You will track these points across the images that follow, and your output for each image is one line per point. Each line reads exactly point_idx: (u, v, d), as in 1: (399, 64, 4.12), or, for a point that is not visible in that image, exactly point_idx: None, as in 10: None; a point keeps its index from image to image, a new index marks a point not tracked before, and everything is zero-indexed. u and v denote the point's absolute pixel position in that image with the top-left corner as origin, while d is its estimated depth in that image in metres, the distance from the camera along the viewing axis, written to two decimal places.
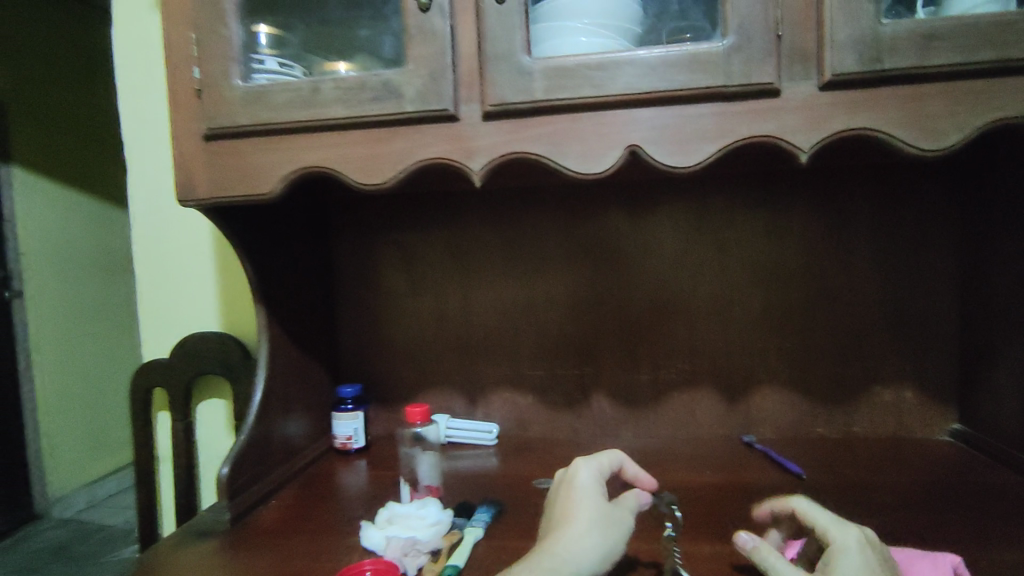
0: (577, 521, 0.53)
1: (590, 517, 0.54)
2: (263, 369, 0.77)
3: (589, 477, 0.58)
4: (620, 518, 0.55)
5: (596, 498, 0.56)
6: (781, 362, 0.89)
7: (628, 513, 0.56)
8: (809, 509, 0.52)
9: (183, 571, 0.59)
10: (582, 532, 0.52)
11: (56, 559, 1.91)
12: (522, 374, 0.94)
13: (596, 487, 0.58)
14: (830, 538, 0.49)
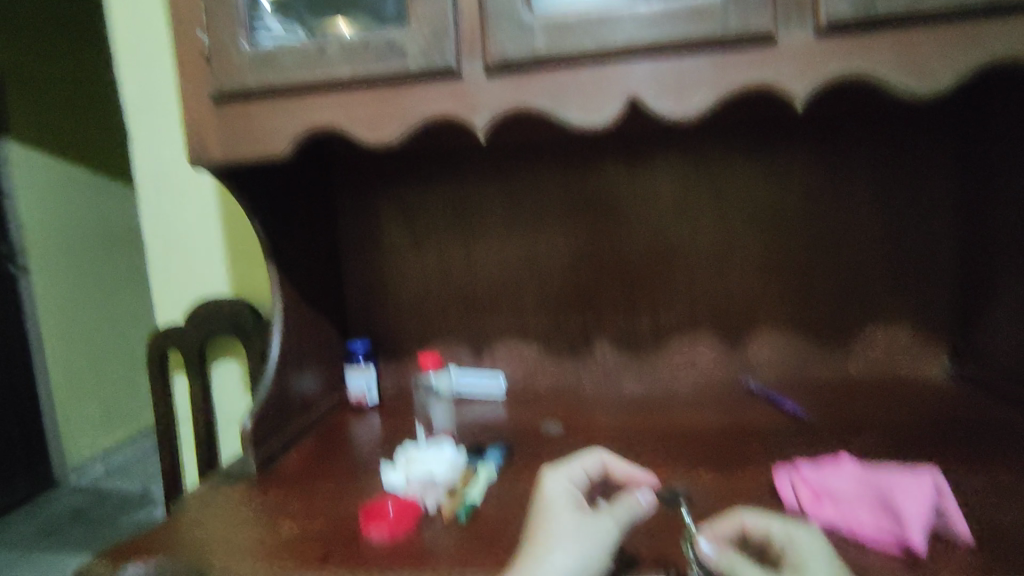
0: (541, 539, 0.48)
1: (556, 531, 0.48)
2: (277, 327, 0.81)
3: (557, 488, 0.53)
4: (595, 523, 0.48)
5: (566, 508, 0.51)
6: (777, 308, 0.92)
7: (608, 517, 0.49)
8: (759, 519, 0.47)
9: (217, 510, 0.64)
10: (545, 551, 0.47)
11: (79, 523, 2.00)
12: (527, 327, 0.98)
13: (566, 497, 0.52)
14: (789, 545, 0.44)
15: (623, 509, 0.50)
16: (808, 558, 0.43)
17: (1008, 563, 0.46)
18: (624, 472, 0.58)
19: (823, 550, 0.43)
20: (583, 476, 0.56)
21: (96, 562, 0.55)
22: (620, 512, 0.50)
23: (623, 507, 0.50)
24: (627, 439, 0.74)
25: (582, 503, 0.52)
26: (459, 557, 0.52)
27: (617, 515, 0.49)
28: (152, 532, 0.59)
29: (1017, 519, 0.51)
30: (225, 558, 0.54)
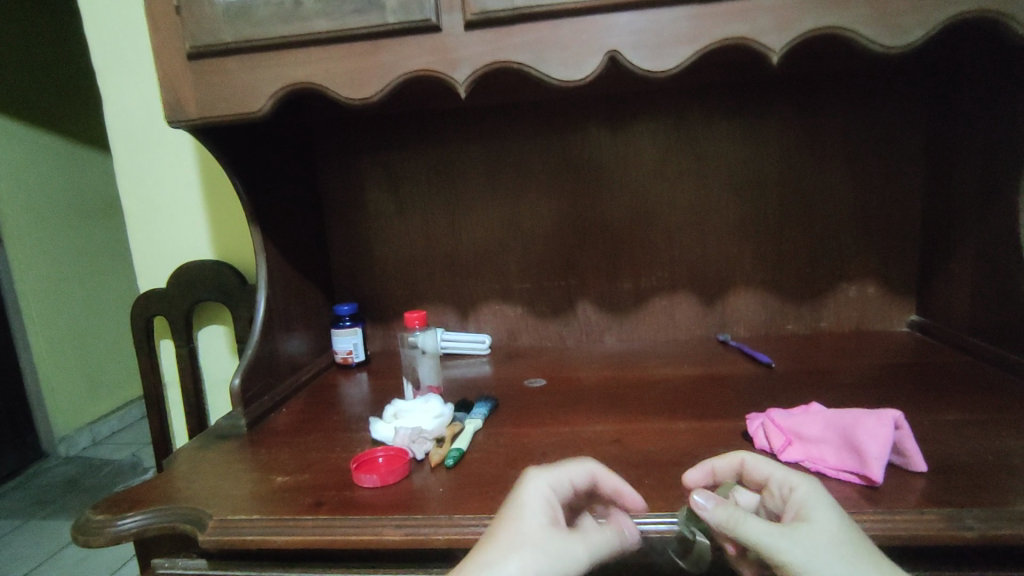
0: (503, 544, 0.41)
1: (517, 540, 0.41)
2: (263, 289, 0.81)
3: (535, 494, 0.45)
4: (567, 548, 0.42)
5: (538, 519, 0.43)
6: (753, 265, 0.94)
7: (583, 549, 0.43)
8: (759, 459, 0.49)
9: (210, 464, 0.65)
10: (499, 561, 0.40)
11: (71, 491, 2.01)
12: (511, 287, 0.99)
13: (542, 508, 0.44)
14: (791, 486, 0.46)
15: (603, 543, 0.44)
16: (810, 501, 0.44)
17: (959, 491, 0.49)
18: (613, 486, 0.50)
19: (823, 491, 0.44)
20: (567, 486, 0.48)
21: (93, 514, 0.56)
22: (599, 543, 0.44)
23: (604, 540, 0.45)
24: (608, 392, 0.77)
25: (558, 518, 0.45)
26: (448, 501, 0.54)
27: (593, 551, 0.43)
28: (147, 485, 0.61)
29: (971, 453, 0.55)
30: (220, 507, 0.56)
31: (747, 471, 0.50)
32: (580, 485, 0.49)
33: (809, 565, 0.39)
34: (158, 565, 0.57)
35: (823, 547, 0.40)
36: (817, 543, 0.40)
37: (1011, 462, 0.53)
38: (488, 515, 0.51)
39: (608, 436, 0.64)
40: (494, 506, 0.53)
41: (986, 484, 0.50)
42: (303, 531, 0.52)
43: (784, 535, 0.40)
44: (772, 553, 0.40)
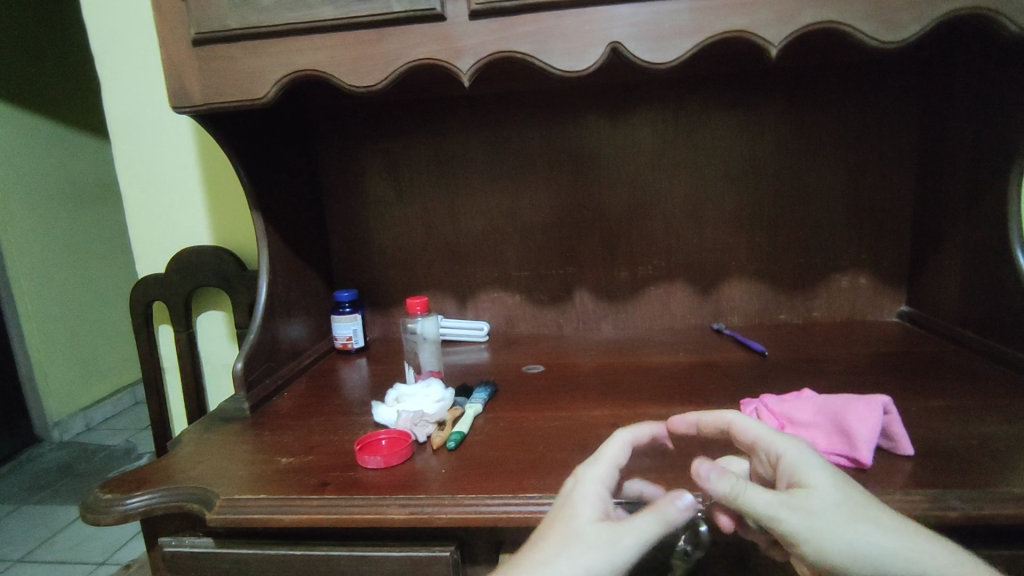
0: (554, 541, 0.44)
1: (567, 538, 0.44)
2: (264, 275, 0.82)
3: (584, 492, 0.47)
4: (614, 541, 0.43)
5: (590, 515, 0.45)
6: (748, 255, 0.96)
7: (631, 537, 0.43)
8: (745, 421, 0.49)
9: (215, 445, 0.66)
10: (548, 559, 0.43)
11: (66, 476, 2.02)
12: (509, 275, 1.00)
13: (593, 504, 0.46)
14: (778, 450, 0.46)
15: (653, 523, 0.44)
16: (801, 466, 0.45)
17: (944, 473, 0.51)
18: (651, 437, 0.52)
19: (811, 453, 0.45)
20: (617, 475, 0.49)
21: (102, 493, 0.57)
22: (647, 525, 0.44)
23: (653, 519, 0.44)
24: (605, 378, 0.79)
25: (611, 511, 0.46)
26: (450, 481, 0.56)
27: (640, 536, 0.43)
28: (154, 465, 0.62)
29: (956, 437, 0.57)
30: (227, 486, 0.57)
31: (733, 432, 0.50)
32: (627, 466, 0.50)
33: (808, 530, 0.42)
34: (166, 543, 0.59)
35: (818, 513, 0.42)
36: (814, 509, 0.42)
37: (994, 447, 0.54)
38: (491, 495, 0.53)
39: (606, 420, 0.66)
40: (496, 486, 0.54)
41: (970, 467, 0.52)
42: (309, 510, 0.53)
43: (783, 503, 0.42)
44: (773, 522, 0.42)
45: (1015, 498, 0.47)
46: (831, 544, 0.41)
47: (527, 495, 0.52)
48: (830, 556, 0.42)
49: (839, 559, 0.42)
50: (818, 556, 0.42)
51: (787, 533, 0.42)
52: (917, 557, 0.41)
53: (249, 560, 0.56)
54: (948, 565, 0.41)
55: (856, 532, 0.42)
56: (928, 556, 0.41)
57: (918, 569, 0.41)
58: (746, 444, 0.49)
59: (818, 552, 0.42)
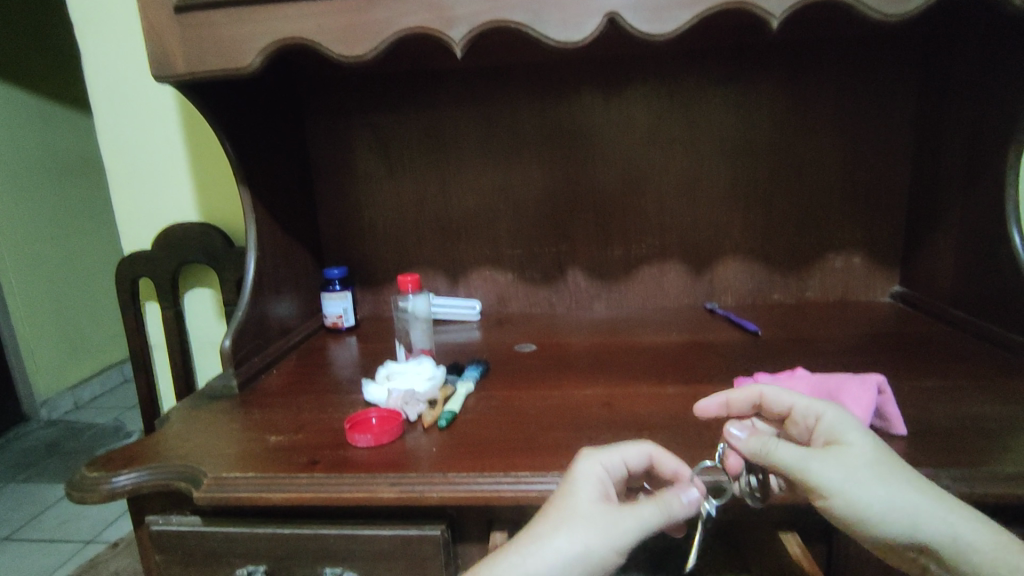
0: (554, 518, 0.44)
1: (565, 515, 0.44)
2: (252, 251, 0.80)
3: (587, 472, 0.46)
4: (615, 521, 0.43)
5: (591, 495, 0.45)
6: (743, 234, 0.95)
7: (631, 523, 0.43)
8: (778, 392, 0.50)
9: (203, 423, 0.65)
10: (545, 535, 0.43)
11: (55, 454, 2.01)
12: (502, 254, 0.99)
13: (594, 486, 0.46)
14: (817, 413, 0.46)
15: (656, 513, 0.44)
16: (839, 426, 0.45)
17: (936, 452, 0.51)
18: (673, 469, 0.49)
19: (850, 416, 0.45)
20: (622, 467, 0.48)
21: (87, 471, 0.56)
22: (649, 513, 0.44)
23: (656, 508, 0.44)
24: (597, 358, 0.78)
25: (609, 495, 0.46)
26: (440, 459, 0.55)
27: (642, 521, 0.43)
28: (140, 443, 0.61)
29: (948, 417, 0.57)
30: (215, 465, 0.56)
31: (765, 403, 0.51)
32: (634, 468, 0.49)
33: (840, 485, 0.42)
34: (153, 521, 0.58)
35: (853, 467, 0.42)
36: (847, 465, 0.42)
37: (986, 427, 0.54)
38: (482, 473, 0.52)
39: (599, 399, 0.66)
40: (487, 464, 0.54)
41: (962, 447, 0.52)
42: (298, 488, 0.53)
43: (818, 457, 0.42)
44: (806, 475, 0.42)
45: (1007, 477, 0.47)
46: (863, 500, 0.41)
47: (518, 474, 0.52)
48: (861, 511, 0.42)
49: (869, 515, 0.42)
50: (849, 511, 0.42)
51: (818, 488, 0.42)
52: (946, 517, 0.42)
53: (237, 539, 0.55)
54: (975, 530, 0.42)
55: (887, 489, 0.42)
56: (955, 518, 0.42)
57: (944, 531, 0.41)
58: (783, 411, 0.49)
59: (849, 507, 0.42)
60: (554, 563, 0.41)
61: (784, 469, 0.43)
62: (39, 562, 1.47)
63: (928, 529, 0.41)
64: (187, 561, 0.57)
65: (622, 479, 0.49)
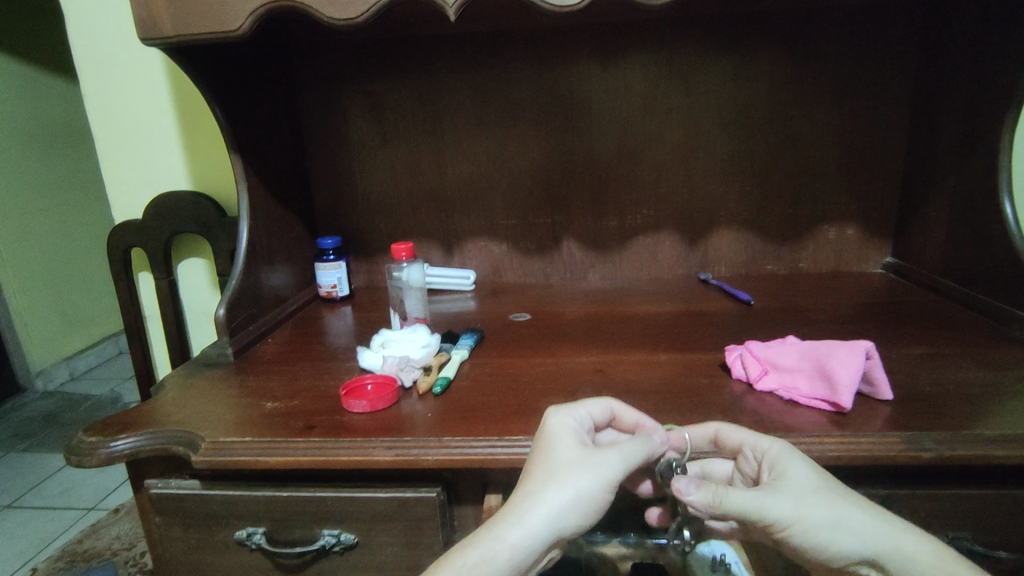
0: (541, 472, 0.45)
1: (553, 468, 0.45)
2: (245, 218, 0.80)
3: (560, 428, 0.48)
4: (600, 459, 0.45)
5: (570, 446, 0.46)
6: (738, 205, 0.95)
7: (616, 460, 0.45)
8: (730, 431, 0.50)
9: (199, 390, 0.66)
10: (539, 487, 0.44)
11: (52, 424, 2.02)
12: (496, 224, 0.99)
13: (570, 438, 0.47)
14: (764, 450, 0.48)
15: (636, 448, 0.46)
16: (783, 459, 0.46)
17: (921, 417, 0.52)
18: (634, 420, 0.52)
19: (792, 449, 0.47)
20: (590, 422, 0.51)
21: (84, 437, 0.57)
22: (630, 449, 0.46)
23: (637, 446, 0.47)
24: (591, 327, 0.79)
25: (587, 443, 0.48)
26: (436, 424, 0.56)
27: (625, 456, 0.45)
28: (137, 409, 0.61)
29: (935, 382, 0.58)
30: (212, 430, 0.57)
31: (721, 440, 0.51)
32: (601, 422, 0.51)
33: (793, 515, 0.43)
34: (151, 485, 0.58)
35: (804, 501, 0.43)
36: (796, 496, 0.43)
37: (971, 392, 0.56)
38: (477, 437, 0.53)
39: (593, 366, 0.67)
40: (482, 429, 0.55)
41: (946, 411, 0.53)
42: (295, 453, 0.54)
43: (766, 497, 0.43)
44: (755, 515, 0.43)
45: (988, 440, 0.49)
46: (818, 531, 0.43)
47: (512, 438, 0.53)
48: (818, 541, 0.43)
49: (823, 542, 0.43)
50: (805, 542, 0.43)
51: (769, 523, 0.43)
52: (895, 545, 0.42)
53: (236, 502, 0.56)
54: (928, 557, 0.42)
55: (836, 522, 0.43)
56: (908, 546, 0.42)
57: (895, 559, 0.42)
58: (734, 449, 0.50)
59: (800, 539, 0.43)
60: (551, 508, 0.43)
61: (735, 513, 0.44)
62: (41, 529, 1.49)
63: (884, 554, 0.43)
64: (187, 523, 0.58)
65: (591, 435, 0.51)
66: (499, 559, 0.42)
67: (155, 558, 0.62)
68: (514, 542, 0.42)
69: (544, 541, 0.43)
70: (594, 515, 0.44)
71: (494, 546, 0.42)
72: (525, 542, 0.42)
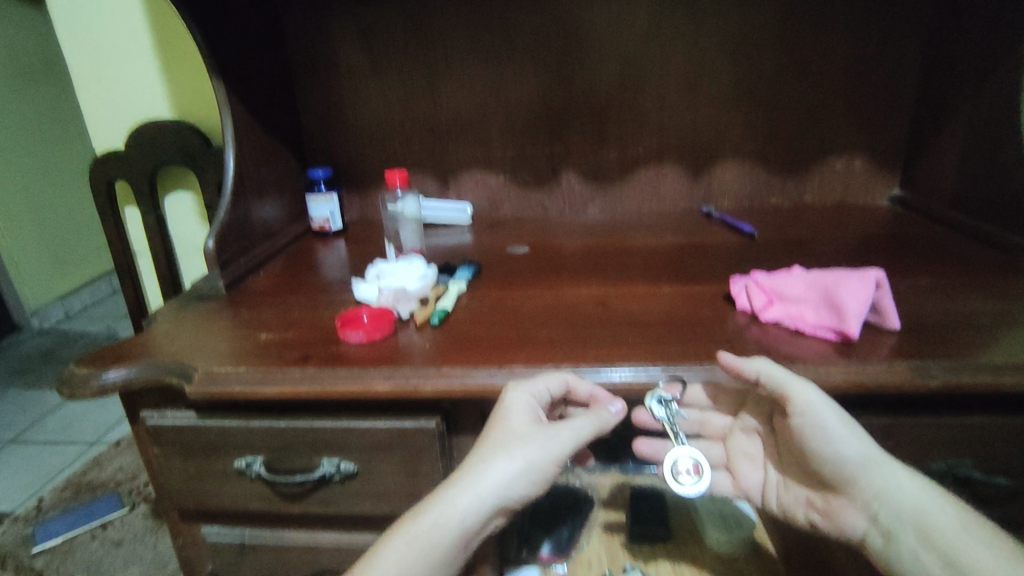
0: (492, 444, 0.49)
1: (502, 443, 0.48)
2: (230, 147, 0.76)
3: (517, 402, 0.49)
4: (546, 441, 0.48)
5: (523, 420, 0.49)
6: (744, 135, 0.92)
7: (564, 438, 0.49)
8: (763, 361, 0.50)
9: (191, 321, 0.64)
10: (486, 459, 0.48)
11: (50, 360, 2.04)
12: (493, 155, 0.95)
13: (524, 413, 0.49)
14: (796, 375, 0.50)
15: (588, 424, 0.50)
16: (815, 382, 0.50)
17: (926, 345, 0.51)
18: (589, 391, 0.51)
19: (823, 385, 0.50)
20: (548, 396, 0.51)
21: (77, 368, 0.55)
22: (581, 425, 0.50)
23: (588, 421, 0.50)
24: (591, 259, 0.77)
25: (540, 415, 0.50)
26: (434, 354, 0.55)
27: (574, 434, 0.49)
28: (128, 341, 0.60)
29: (943, 313, 0.57)
30: (206, 361, 0.56)
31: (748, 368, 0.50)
32: (557, 394, 0.51)
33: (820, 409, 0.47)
34: (148, 417, 0.58)
35: (833, 404, 0.47)
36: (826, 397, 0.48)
37: (978, 322, 0.55)
38: (476, 367, 0.52)
39: (594, 298, 0.65)
40: (482, 358, 0.54)
41: (953, 340, 0.52)
42: (291, 383, 0.53)
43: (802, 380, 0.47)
44: (783, 393, 0.47)
45: (993, 369, 0.48)
46: (833, 432, 0.47)
47: (513, 367, 0.52)
48: (827, 438, 0.47)
49: (833, 442, 0.47)
50: (817, 434, 0.47)
51: (791, 407, 0.47)
52: (892, 469, 0.47)
53: (233, 433, 0.56)
54: (913, 493, 0.47)
55: (845, 431, 0.47)
56: (902, 473, 0.47)
57: (884, 482, 0.47)
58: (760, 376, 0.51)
59: (816, 435, 0.47)
60: (498, 481, 0.47)
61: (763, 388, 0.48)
62: (47, 462, 1.52)
63: (885, 475, 0.47)
64: (186, 454, 0.58)
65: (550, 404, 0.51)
66: (451, 522, 0.47)
67: (156, 487, 0.62)
68: (465, 507, 0.47)
69: (491, 507, 0.48)
70: (538, 486, 0.49)
71: (446, 511, 0.47)
72: (475, 508, 0.47)
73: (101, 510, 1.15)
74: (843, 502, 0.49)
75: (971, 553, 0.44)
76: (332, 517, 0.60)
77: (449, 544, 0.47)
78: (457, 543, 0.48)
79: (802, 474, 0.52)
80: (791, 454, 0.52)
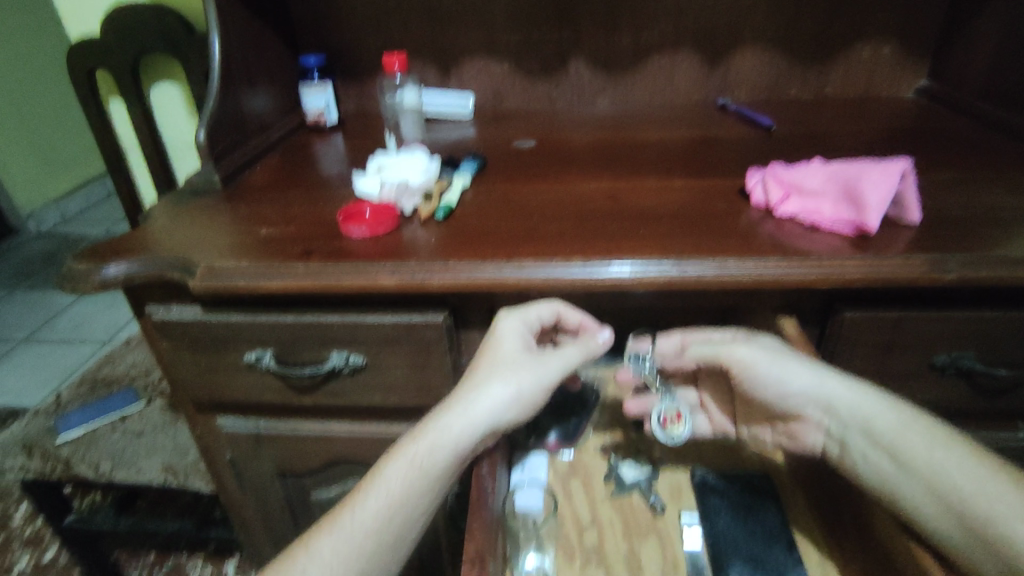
0: (482, 370, 0.49)
1: (495, 367, 0.49)
2: (213, 30, 0.70)
3: (509, 328, 0.50)
4: (539, 365, 0.49)
5: (514, 344, 0.50)
6: (769, 19, 0.85)
7: (555, 364, 0.49)
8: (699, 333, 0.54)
9: (188, 217, 0.63)
10: (481, 380, 0.48)
11: (51, 263, 2.04)
12: (497, 41, 0.89)
13: (515, 339, 0.50)
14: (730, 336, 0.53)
15: (577, 353, 0.50)
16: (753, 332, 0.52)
17: (948, 240, 0.50)
18: (579, 318, 0.53)
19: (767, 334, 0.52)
20: (538, 324, 0.52)
21: (75, 263, 0.54)
22: (572, 353, 0.50)
23: (577, 349, 0.50)
24: (600, 154, 0.74)
25: (531, 342, 0.51)
26: (439, 249, 0.54)
27: (565, 360, 0.49)
28: (125, 236, 0.59)
29: (967, 207, 0.55)
30: (208, 256, 0.55)
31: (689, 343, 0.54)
32: (548, 322, 0.53)
33: (752, 360, 0.50)
34: (153, 312, 0.57)
35: (770, 350, 0.50)
36: (760, 345, 0.50)
37: (1002, 217, 0.53)
38: (483, 262, 0.51)
39: (604, 193, 0.63)
40: (489, 253, 0.53)
41: (973, 234, 0.50)
42: (297, 277, 0.52)
43: (731, 341, 0.52)
44: (717, 357, 0.52)
45: (1013, 262, 0.47)
46: (771, 370, 0.49)
47: (521, 262, 0.51)
48: (765, 377, 0.50)
49: (774, 379, 0.49)
50: (758, 377, 0.50)
51: (727, 365, 0.51)
52: (839, 389, 0.48)
53: (241, 326, 0.56)
54: (881, 411, 0.47)
55: (789, 368, 0.49)
56: (848, 390, 0.48)
57: (845, 404, 0.47)
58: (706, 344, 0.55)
59: (759, 380, 0.50)
60: (491, 404, 0.47)
61: (701, 359, 0.53)
62: (62, 360, 1.57)
63: (833, 399, 0.48)
64: (196, 348, 0.58)
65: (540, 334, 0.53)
66: (446, 446, 0.46)
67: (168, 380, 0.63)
68: (460, 430, 0.46)
69: (484, 429, 0.47)
70: (529, 412, 0.49)
71: (445, 435, 0.46)
72: (468, 431, 0.47)
73: (117, 404, 1.19)
74: (802, 425, 0.50)
75: (920, 450, 0.44)
76: (343, 407, 0.61)
77: (444, 469, 0.46)
78: (451, 471, 0.47)
79: (758, 414, 0.54)
80: (744, 399, 0.55)
